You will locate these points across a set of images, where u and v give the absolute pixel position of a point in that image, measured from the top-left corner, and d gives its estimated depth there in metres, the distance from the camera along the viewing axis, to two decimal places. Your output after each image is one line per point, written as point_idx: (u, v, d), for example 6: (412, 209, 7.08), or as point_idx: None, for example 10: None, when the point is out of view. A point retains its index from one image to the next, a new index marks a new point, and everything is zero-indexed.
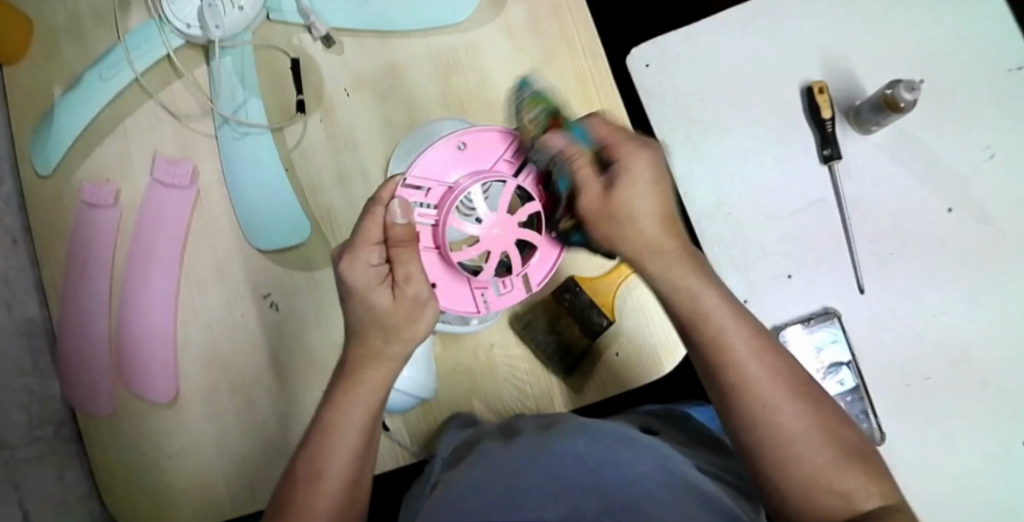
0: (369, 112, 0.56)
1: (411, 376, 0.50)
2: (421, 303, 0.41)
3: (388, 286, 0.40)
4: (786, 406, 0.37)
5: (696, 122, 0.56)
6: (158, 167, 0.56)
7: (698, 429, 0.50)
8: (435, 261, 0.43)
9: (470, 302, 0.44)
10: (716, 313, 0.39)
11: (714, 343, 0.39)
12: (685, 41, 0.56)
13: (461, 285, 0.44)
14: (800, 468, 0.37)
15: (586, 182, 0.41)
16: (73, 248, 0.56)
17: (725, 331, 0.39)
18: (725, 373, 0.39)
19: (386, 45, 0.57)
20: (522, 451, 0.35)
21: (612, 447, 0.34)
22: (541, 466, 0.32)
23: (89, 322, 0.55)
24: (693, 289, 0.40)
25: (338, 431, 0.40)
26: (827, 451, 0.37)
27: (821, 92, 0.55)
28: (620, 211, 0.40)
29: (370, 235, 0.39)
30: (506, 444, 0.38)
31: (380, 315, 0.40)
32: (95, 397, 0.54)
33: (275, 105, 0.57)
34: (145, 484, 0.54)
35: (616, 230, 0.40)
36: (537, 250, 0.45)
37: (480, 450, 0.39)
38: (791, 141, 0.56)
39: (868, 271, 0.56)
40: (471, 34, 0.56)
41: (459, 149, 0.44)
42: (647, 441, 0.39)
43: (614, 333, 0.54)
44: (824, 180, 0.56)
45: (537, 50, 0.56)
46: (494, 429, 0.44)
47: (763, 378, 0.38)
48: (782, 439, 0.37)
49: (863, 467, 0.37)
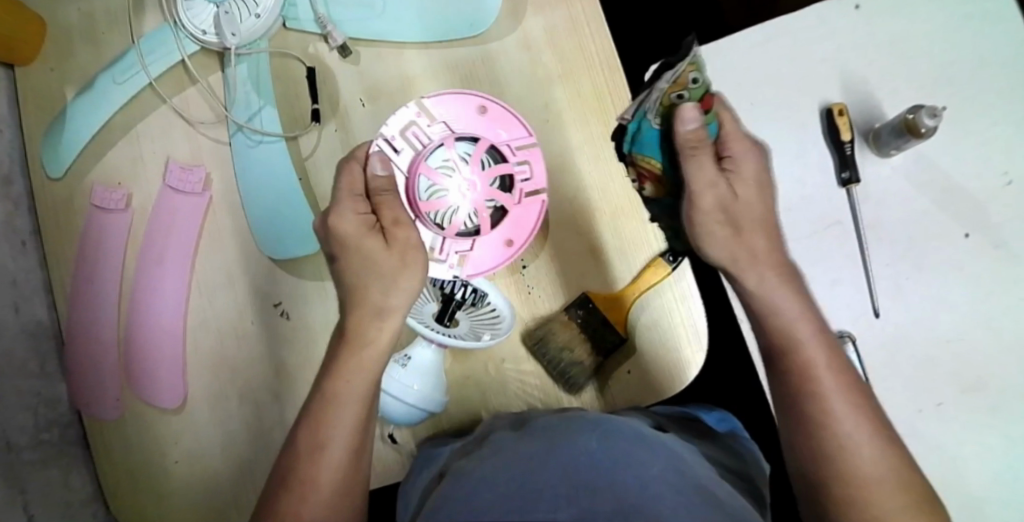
0: (383, 123, 0.56)
1: (419, 390, 0.49)
2: (410, 247, 0.42)
3: (378, 232, 0.42)
4: (863, 440, 0.36)
5: None
6: (170, 173, 0.56)
7: (706, 431, 0.49)
8: (483, 239, 0.49)
9: (524, 207, 0.50)
10: (808, 343, 0.38)
11: (802, 371, 0.38)
12: (703, 57, 0.56)
13: (516, 210, 0.50)
14: (868, 506, 0.34)
15: (706, 189, 0.40)
16: (82, 251, 0.56)
17: (817, 370, 0.38)
18: (805, 403, 0.37)
19: (402, 57, 0.56)
20: (534, 447, 0.34)
21: (625, 445, 0.34)
22: (552, 464, 0.31)
23: (99, 327, 0.55)
24: (786, 318, 0.39)
25: (329, 425, 0.38)
26: (898, 495, 0.35)
27: (841, 114, 0.54)
28: (736, 223, 0.41)
29: (351, 186, 0.42)
30: (519, 436, 0.38)
31: (372, 261, 0.41)
32: (101, 401, 0.54)
33: (290, 113, 0.56)
34: (148, 487, 0.53)
35: (732, 243, 0.41)
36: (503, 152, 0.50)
37: (494, 441, 0.39)
38: (808, 160, 0.56)
39: (883, 293, 0.55)
40: (489, 47, 0.56)
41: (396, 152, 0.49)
42: (663, 441, 0.37)
43: (627, 350, 0.53)
44: (841, 201, 0.56)
45: (554, 64, 0.56)
46: (505, 421, 0.44)
47: (843, 408, 0.36)
48: (859, 476, 0.35)
49: (932, 512, 0.35)
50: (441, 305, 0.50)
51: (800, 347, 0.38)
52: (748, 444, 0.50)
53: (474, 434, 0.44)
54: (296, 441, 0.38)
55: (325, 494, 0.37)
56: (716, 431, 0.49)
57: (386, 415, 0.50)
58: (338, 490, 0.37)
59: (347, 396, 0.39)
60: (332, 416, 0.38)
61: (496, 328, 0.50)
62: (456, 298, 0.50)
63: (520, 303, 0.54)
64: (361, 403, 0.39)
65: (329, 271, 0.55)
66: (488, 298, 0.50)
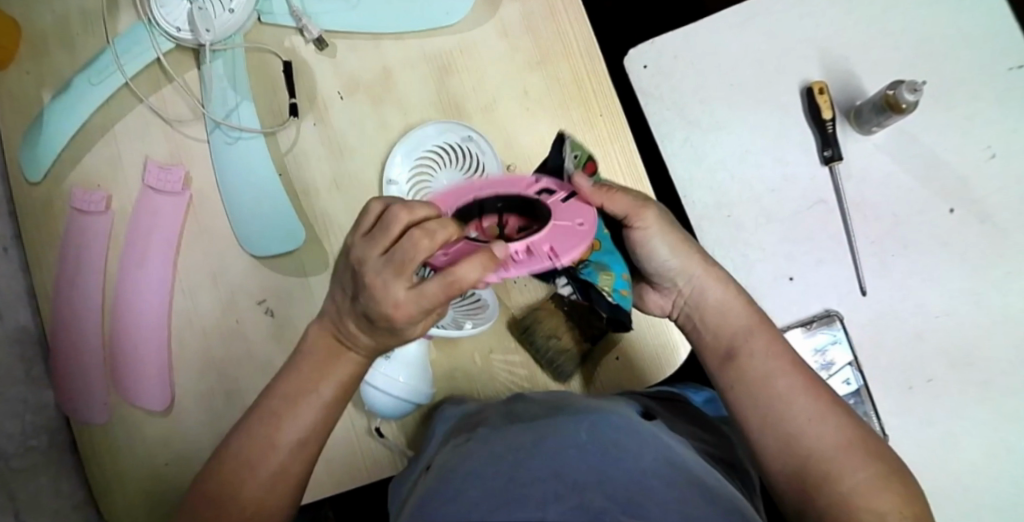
0: (362, 115, 0.55)
1: (406, 383, 0.48)
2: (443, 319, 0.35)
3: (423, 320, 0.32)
4: (786, 378, 0.38)
5: (693, 121, 0.56)
6: (149, 172, 0.55)
7: (695, 414, 0.48)
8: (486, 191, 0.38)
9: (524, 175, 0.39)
10: (722, 302, 0.41)
11: (759, 367, 0.38)
12: (683, 40, 0.55)
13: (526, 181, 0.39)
14: (793, 432, 0.36)
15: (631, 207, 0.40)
16: (64, 256, 0.55)
17: (719, 298, 0.41)
18: (720, 334, 0.41)
19: (380, 48, 0.56)
20: (522, 440, 0.34)
21: (615, 436, 0.34)
22: (542, 460, 0.31)
23: (83, 331, 0.55)
24: (734, 318, 0.41)
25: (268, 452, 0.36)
26: (823, 422, 0.36)
27: (822, 92, 0.54)
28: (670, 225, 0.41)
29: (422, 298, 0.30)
30: (507, 427, 0.38)
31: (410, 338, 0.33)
32: (89, 406, 0.54)
33: (268, 109, 0.56)
34: (140, 489, 0.53)
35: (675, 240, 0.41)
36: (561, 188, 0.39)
37: (480, 434, 0.39)
38: (791, 139, 0.56)
39: (869, 272, 0.55)
40: (466, 34, 0.55)
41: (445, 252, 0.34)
42: (650, 430, 0.37)
43: (613, 336, 0.52)
44: (824, 180, 0.56)
45: (531, 50, 0.55)
46: (495, 410, 0.44)
47: (766, 354, 0.39)
48: (759, 366, 0.38)
49: (853, 437, 0.35)
50: None
51: (704, 292, 0.42)
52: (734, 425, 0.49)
53: (462, 424, 0.44)
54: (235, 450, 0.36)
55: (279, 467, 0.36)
56: (706, 414, 0.49)
57: (372, 409, 0.49)
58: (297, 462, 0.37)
59: (290, 430, 0.36)
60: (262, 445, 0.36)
61: (479, 317, 0.49)
62: None
63: (506, 294, 0.52)
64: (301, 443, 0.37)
65: (312, 268, 0.55)
66: (472, 287, 0.49)
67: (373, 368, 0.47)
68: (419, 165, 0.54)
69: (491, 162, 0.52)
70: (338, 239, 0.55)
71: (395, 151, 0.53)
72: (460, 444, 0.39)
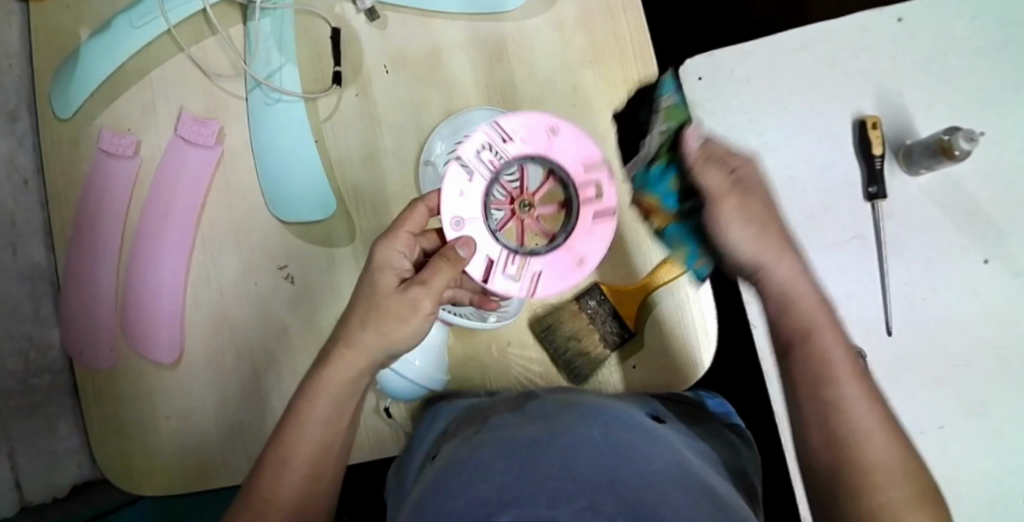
0: (405, 91, 0.54)
1: (421, 366, 0.47)
2: (413, 309, 0.37)
3: (399, 278, 0.38)
4: (854, 387, 0.33)
5: (739, 140, 0.55)
6: (182, 123, 0.54)
7: (706, 418, 0.47)
8: (530, 147, 0.39)
9: (586, 157, 0.40)
10: (790, 283, 0.37)
11: (822, 369, 0.34)
12: (738, 58, 0.55)
13: (581, 154, 0.39)
14: (852, 446, 0.32)
15: (719, 189, 0.39)
16: (85, 197, 0.54)
17: (796, 285, 0.37)
18: (787, 323, 0.36)
19: (433, 26, 0.54)
20: (534, 434, 0.34)
21: (626, 435, 0.34)
22: (553, 454, 0.30)
23: (97, 275, 0.54)
24: (801, 303, 0.36)
25: (279, 501, 0.36)
26: (886, 448, 0.31)
27: (875, 127, 0.53)
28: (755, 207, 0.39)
29: (398, 261, 0.39)
30: (518, 421, 0.37)
31: (376, 292, 0.37)
32: (95, 352, 0.53)
33: (312, 74, 0.55)
34: (139, 441, 0.53)
35: (750, 229, 0.38)
36: (598, 202, 0.40)
37: (492, 425, 0.38)
38: (834, 171, 0.55)
39: (898, 313, 0.55)
40: (522, 23, 0.54)
41: (455, 226, 0.38)
42: (662, 436, 0.37)
43: (635, 344, 0.51)
44: (863, 216, 0.55)
45: (584, 46, 0.54)
46: (507, 402, 0.43)
47: (835, 354, 0.34)
48: (827, 366, 0.34)
49: (913, 475, 0.31)
50: None
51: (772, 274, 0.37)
52: (745, 435, 0.48)
53: (473, 412, 0.44)
54: (243, 505, 0.36)
55: (297, 471, 0.36)
56: (719, 421, 0.47)
57: (385, 388, 0.49)
58: (311, 465, 0.37)
59: (309, 431, 0.37)
60: (275, 498, 0.36)
61: (502, 310, 0.48)
62: None
63: None
64: (311, 476, 0.37)
65: (336, 238, 0.53)
66: None
67: None
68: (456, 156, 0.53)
69: None
70: (366, 215, 0.54)
71: (438, 133, 0.53)
72: (469, 435, 0.39)
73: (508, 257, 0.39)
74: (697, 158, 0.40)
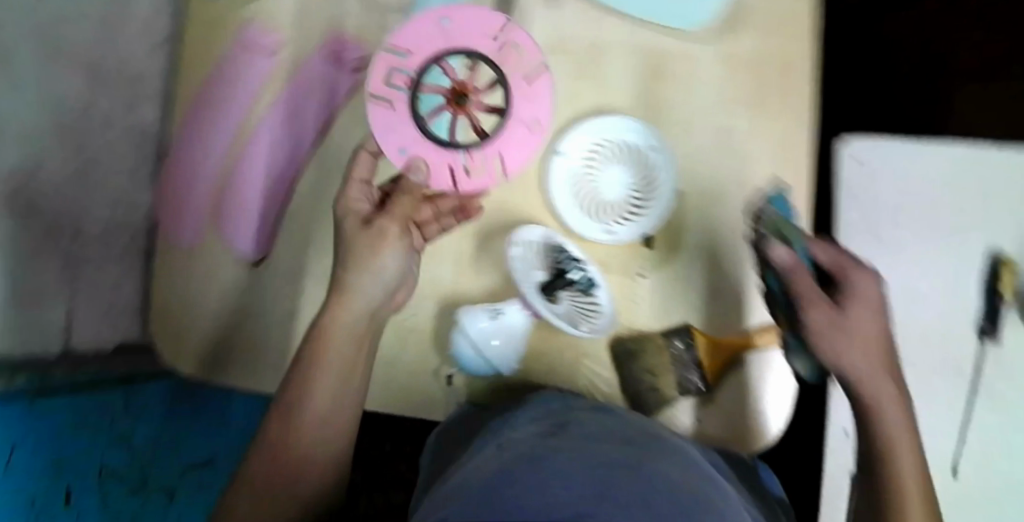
0: (559, 77, 0.49)
1: (498, 345, 0.49)
2: (382, 234, 0.43)
3: (363, 218, 0.43)
4: None
5: (876, 237, 0.53)
6: (332, 40, 0.53)
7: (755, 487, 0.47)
8: (411, 44, 0.47)
9: (492, 28, 0.47)
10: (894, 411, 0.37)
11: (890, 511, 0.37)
12: (902, 153, 0.53)
13: (483, 32, 0.47)
14: None
15: (813, 299, 0.36)
16: (215, 79, 0.53)
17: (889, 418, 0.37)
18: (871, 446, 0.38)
19: (602, 22, 0.49)
20: (614, 456, 0.34)
21: (702, 482, 0.33)
22: (641, 474, 0.30)
23: (202, 157, 0.53)
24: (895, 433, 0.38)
25: (304, 452, 0.42)
26: None
27: (1008, 267, 0.52)
28: (848, 331, 0.36)
29: (351, 200, 0.44)
30: (595, 433, 0.37)
31: (350, 239, 0.43)
32: (180, 226, 0.53)
33: (471, 26, 0.51)
34: (198, 324, 0.53)
35: (852, 352, 0.36)
36: (501, 63, 0.47)
37: (572, 426, 0.38)
38: (958, 296, 0.53)
39: (970, 458, 0.53)
40: (696, 45, 0.48)
41: (399, 152, 0.46)
42: (728, 486, 0.35)
43: (703, 396, 0.50)
44: (971, 351, 0.53)
45: (748, 89, 0.47)
46: (584, 407, 0.42)
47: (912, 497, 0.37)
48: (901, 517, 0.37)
49: None
50: (547, 276, 0.48)
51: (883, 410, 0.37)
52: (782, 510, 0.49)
53: (535, 403, 0.44)
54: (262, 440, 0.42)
55: (308, 415, 0.42)
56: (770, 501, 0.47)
57: (456, 356, 0.50)
58: (324, 411, 0.42)
59: (321, 383, 0.42)
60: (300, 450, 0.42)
61: (595, 322, 0.48)
62: (568, 277, 0.47)
63: (625, 313, 0.50)
64: (322, 419, 0.42)
65: None
66: (597, 288, 0.47)
67: (475, 318, 0.48)
68: (579, 167, 0.49)
69: (668, 182, 0.48)
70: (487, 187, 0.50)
71: (558, 144, 0.48)
72: (547, 429, 0.38)
73: (467, 156, 0.47)
74: (789, 263, 0.37)
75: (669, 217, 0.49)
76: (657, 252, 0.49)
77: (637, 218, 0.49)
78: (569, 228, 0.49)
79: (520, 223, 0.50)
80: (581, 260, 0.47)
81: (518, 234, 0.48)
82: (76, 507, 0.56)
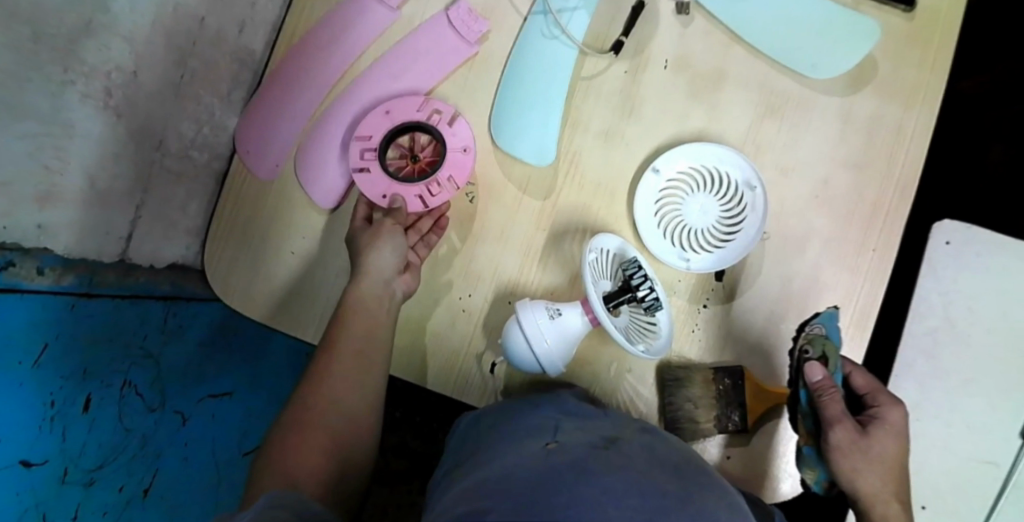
0: (674, 93, 0.50)
1: (550, 347, 0.46)
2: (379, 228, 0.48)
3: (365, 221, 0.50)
4: None
5: (949, 320, 0.53)
6: (456, 7, 0.51)
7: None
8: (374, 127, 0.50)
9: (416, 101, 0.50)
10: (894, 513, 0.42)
11: None
12: (994, 244, 0.52)
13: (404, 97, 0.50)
14: None
15: (839, 418, 0.41)
16: (331, 20, 0.52)
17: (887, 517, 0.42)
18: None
19: (729, 51, 0.50)
20: (666, 481, 0.32)
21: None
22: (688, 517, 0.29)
23: (300, 95, 0.53)
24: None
25: (343, 404, 0.43)
26: None
27: None
28: (866, 450, 0.41)
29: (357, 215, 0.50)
30: (642, 449, 0.35)
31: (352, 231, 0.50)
32: (260, 158, 0.52)
33: (598, 28, 0.51)
34: (256, 256, 0.52)
35: (862, 466, 0.41)
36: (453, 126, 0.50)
37: (619, 442, 0.36)
38: (1015, 394, 0.52)
39: None
40: (816, 94, 0.49)
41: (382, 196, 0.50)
42: None
43: (738, 438, 0.50)
44: (1010, 449, 0.53)
45: (858, 150, 0.49)
46: (635, 426, 0.40)
47: None
48: None
49: None
50: (614, 287, 0.47)
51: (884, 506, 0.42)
52: None
53: (583, 408, 0.43)
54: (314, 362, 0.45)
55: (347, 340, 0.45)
56: None
57: (507, 350, 0.47)
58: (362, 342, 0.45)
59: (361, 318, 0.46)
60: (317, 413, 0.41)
61: (652, 341, 0.47)
62: (636, 294, 0.45)
63: (680, 339, 0.50)
64: (357, 349, 0.45)
65: (533, 191, 0.50)
66: (660, 312, 0.46)
67: (533, 313, 0.46)
68: (668, 188, 0.50)
69: (756, 221, 0.48)
70: (574, 186, 0.50)
71: (656, 162, 0.49)
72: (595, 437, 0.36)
73: (429, 183, 0.50)
74: (823, 382, 0.42)
75: (748, 256, 0.49)
76: (725, 287, 0.50)
77: (718, 248, 0.49)
78: (647, 247, 0.49)
79: (600, 229, 0.50)
80: (652, 278, 0.45)
81: (594, 240, 0.47)
82: (93, 417, 0.49)
